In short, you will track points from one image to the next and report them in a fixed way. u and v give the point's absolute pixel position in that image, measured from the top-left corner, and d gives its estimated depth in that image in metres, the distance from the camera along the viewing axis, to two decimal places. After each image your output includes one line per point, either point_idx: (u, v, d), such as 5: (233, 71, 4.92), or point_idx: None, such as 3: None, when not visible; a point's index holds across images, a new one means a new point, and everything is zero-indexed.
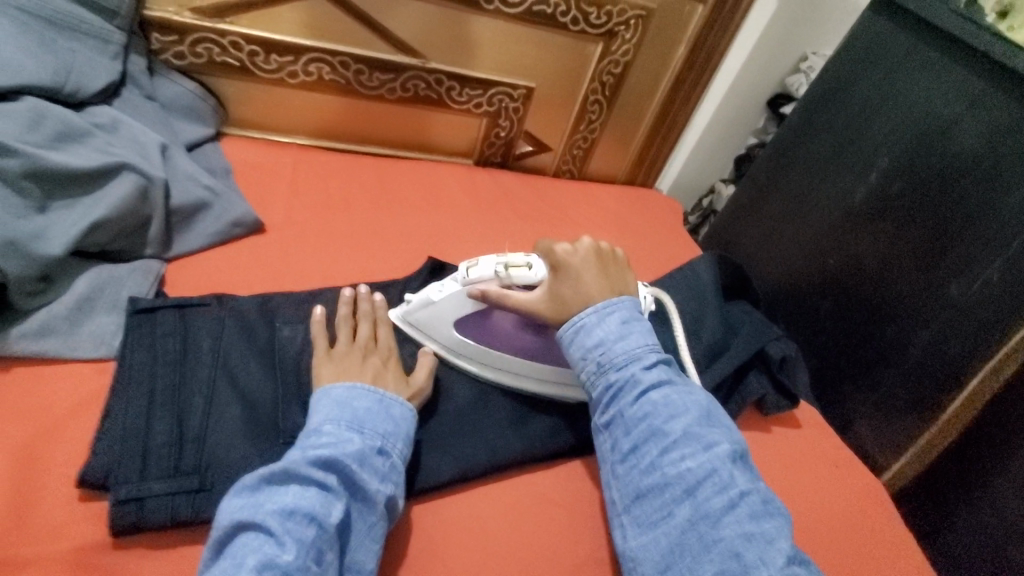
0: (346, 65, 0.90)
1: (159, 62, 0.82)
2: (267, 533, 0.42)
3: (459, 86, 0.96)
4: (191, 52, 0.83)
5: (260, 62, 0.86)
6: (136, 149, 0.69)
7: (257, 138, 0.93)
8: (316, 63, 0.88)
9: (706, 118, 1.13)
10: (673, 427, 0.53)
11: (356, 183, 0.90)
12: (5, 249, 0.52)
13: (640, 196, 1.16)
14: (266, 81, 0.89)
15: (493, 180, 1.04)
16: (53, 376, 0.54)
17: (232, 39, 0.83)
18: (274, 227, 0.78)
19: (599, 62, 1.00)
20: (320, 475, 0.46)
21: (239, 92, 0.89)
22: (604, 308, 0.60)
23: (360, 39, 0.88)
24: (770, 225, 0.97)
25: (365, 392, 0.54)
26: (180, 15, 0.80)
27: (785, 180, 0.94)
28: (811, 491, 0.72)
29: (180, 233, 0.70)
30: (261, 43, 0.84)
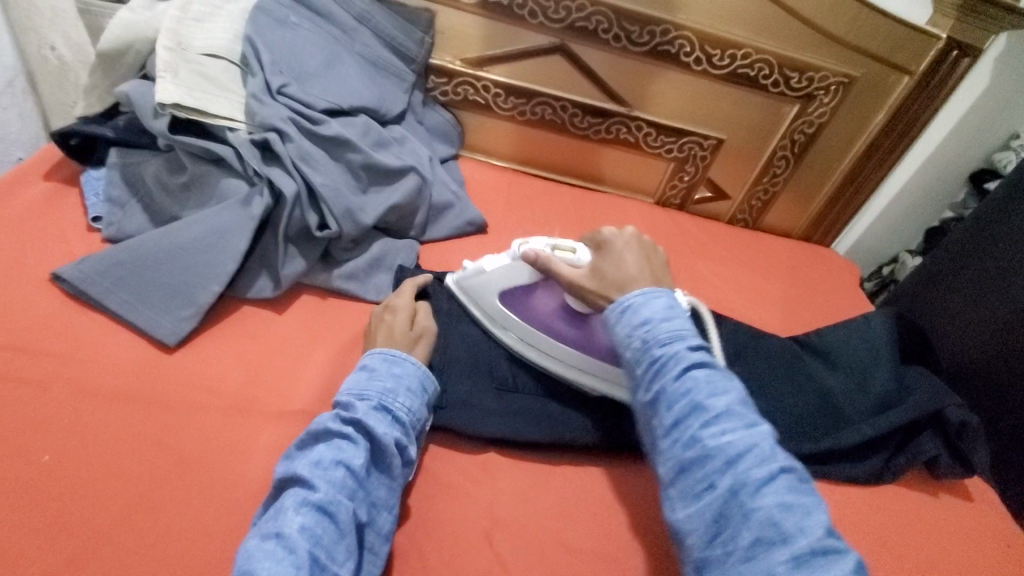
0: (563, 109, 1.08)
1: (430, 97, 1.07)
2: (301, 481, 0.51)
3: (655, 132, 1.10)
4: (453, 91, 1.07)
5: (500, 102, 1.08)
6: (416, 158, 0.92)
7: (481, 161, 1.15)
8: (542, 106, 1.08)
9: (898, 185, 1.12)
10: (715, 403, 0.51)
11: (556, 205, 1.07)
12: (345, 214, 0.75)
13: (815, 253, 1.18)
14: (499, 117, 1.10)
15: (672, 218, 1.14)
16: (351, 307, 0.75)
17: (485, 83, 1.06)
18: (494, 230, 0.96)
19: (796, 123, 1.07)
20: (332, 432, 0.54)
21: (478, 124, 1.12)
22: (651, 291, 0.61)
23: (581, 91, 1.07)
24: (965, 300, 0.93)
25: (374, 353, 0.63)
26: (453, 63, 1.04)
27: (989, 254, 0.91)
28: (986, 568, 0.69)
29: (433, 224, 0.91)
30: (504, 87, 1.06)
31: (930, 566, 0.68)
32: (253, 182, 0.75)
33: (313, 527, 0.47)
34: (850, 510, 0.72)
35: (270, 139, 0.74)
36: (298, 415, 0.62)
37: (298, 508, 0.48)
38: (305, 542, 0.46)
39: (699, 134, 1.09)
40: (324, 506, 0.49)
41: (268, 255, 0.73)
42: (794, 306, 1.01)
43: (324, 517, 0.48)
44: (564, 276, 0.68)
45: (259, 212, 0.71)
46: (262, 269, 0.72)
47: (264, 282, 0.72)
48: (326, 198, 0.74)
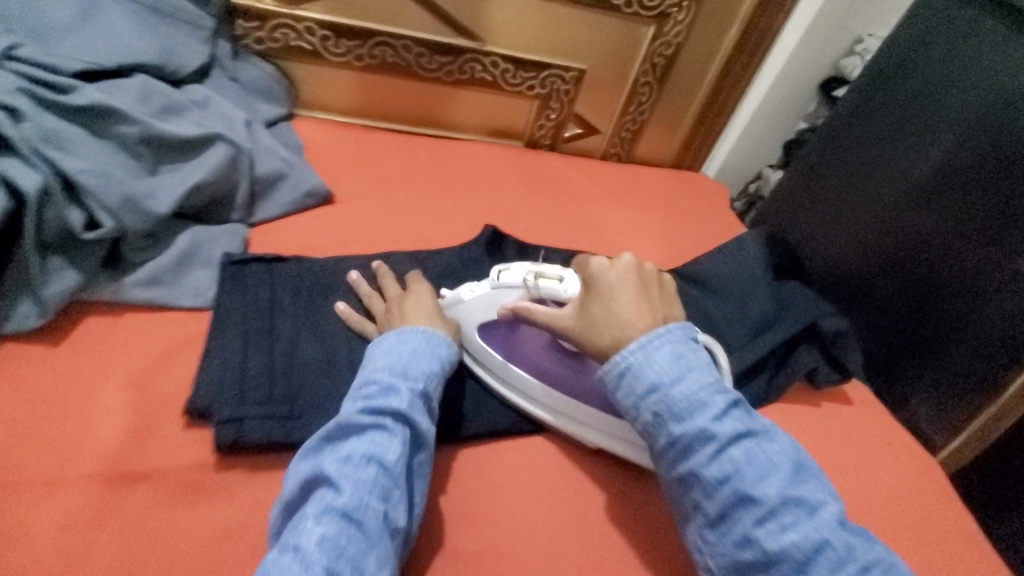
0: (406, 50, 0.95)
1: (242, 47, 0.89)
2: (329, 481, 0.47)
3: (513, 68, 1.00)
4: (270, 37, 0.89)
5: (330, 46, 0.92)
6: (225, 123, 0.76)
7: (323, 119, 1.00)
8: (381, 47, 0.94)
9: (756, 101, 1.13)
10: (765, 490, 0.49)
11: (415, 161, 0.95)
12: (122, 205, 0.60)
13: (687, 179, 1.17)
14: (333, 65, 0.95)
15: (544, 161, 1.07)
16: (161, 320, 0.61)
17: (307, 25, 0.89)
18: (342, 199, 0.83)
19: (654, 45, 1.02)
20: (366, 425, 0.49)
21: (310, 75, 0.95)
22: (648, 339, 0.55)
23: (422, 27, 0.93)
24: (823, 204, 0.95)
25: (412, 336, 0.58)
26: (261, 2, 0.86)
27: (841, 160, 0.93)
28: (861, 467, 0.73)
29: (262, 201, 0.76)
30: (331, 28, 0.90)
31: None
32: None
33: (339, 538, 0.43)
34: None
35: None
36: (94, 475, 0.49)
37: (320, 515, 0.44)
38: (327, 556, 0.42)
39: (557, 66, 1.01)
40: (349, 512, 0.44)
41: (25, 274, 0.56)
42: (672, 237, 0.99)
43: (350, 525, 0.44)
44: (545, 317, 0.62)
45: None
46: (20, 291, 0.56)
47: (26, 309, 0.55)
48: (91, 190, 0.58)
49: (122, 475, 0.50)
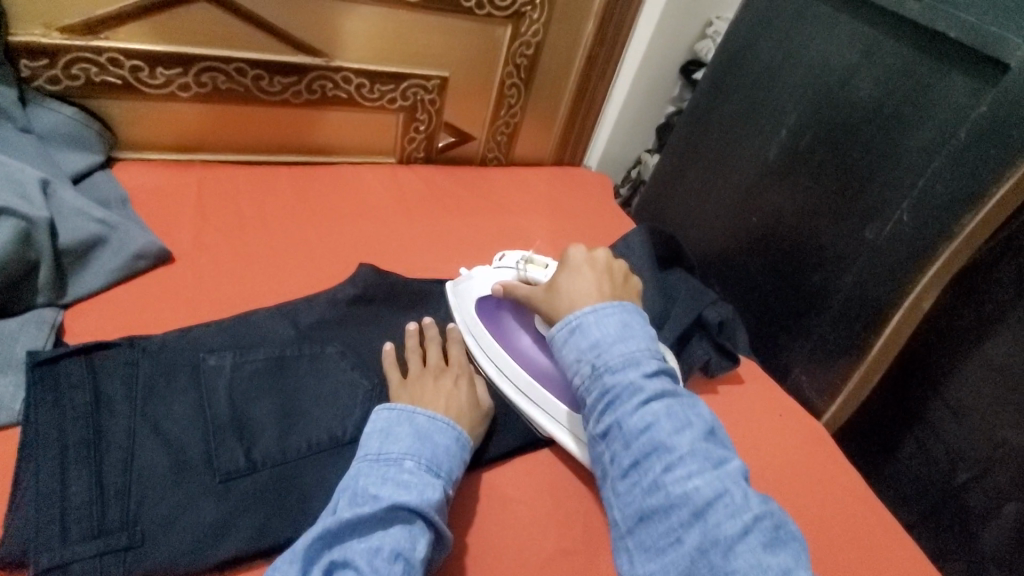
0: (241, 73, 0.84)
1: (30, 89, 0.74)
2: (356, 572, 0.45)
3: (368, 82, 0.92)
4: (67, 75, 0.76)
5: (146, 77, 0.80)
6: (14, 189, 0.63)
7: (156, 160, 0.87)
8: (209, 72, 0.82)
9: (624, 91, 1.14)
10: (679, 442, 0.51)
11: (271, 196, 0.85)
12: None
13: (569, 175, 1.15)
14: (156, 98, 0.82)
15: (420, 176, 1.01)
16: None
17: (110, 56, 0.76)
18: (185, 254, 0.72)
19: (513, 45, 0.99)
20: (394, 515, 0.48)
21: (130, 113, 0.82)
22: (600, 307, 0.60)
23: (255, 47, 0.83)
24: (699, 193, 0.98)
25: (443, 427, 0.57)
26: (43, 34, 0.72)
27: (703, 149, 0.97)
28: (759, 445, 0.75)
29: (77, 274, 0.64)
30: (143, 57, 0.78)
31: None
32: None
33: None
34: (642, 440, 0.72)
35: None
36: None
37: None
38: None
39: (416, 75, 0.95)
40: None
41: None
42: (562, 240, 0.97)
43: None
44: (524, 293, 0.69)
45: None
46: None
47: None
48: None
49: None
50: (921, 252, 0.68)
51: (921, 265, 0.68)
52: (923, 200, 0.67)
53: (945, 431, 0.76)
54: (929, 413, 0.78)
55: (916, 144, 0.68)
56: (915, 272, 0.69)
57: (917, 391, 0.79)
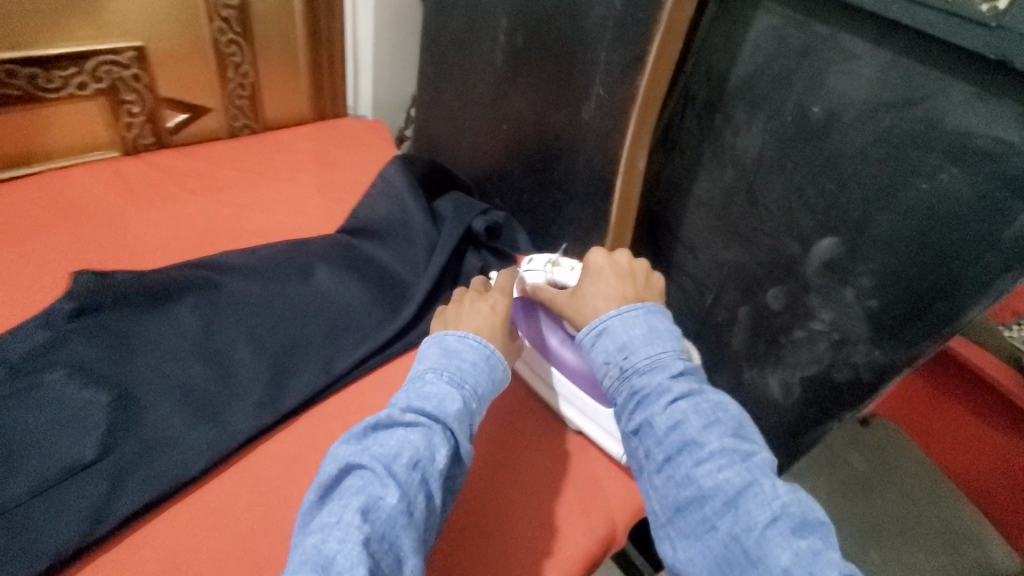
0: (138, 61, 0.88)
1: None
2: (370, 471, 0.48)
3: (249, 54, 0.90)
4: None
5: (43, 83, 0.82)
6: None
7: (43, 170, 0.87)
8: (107, 67, 0.86)
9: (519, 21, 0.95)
10: (709, 438, 0.49)
11: (155, 191, 0.88)
12: None
13: (371, 155, 1.07)
14: (58, 102, 0.85)
15: (234, 145, 1.02)
16: None
17: (5, 67, 0.78)
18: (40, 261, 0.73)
19: (323, 24, 1.06)
20: (411, 423, 0.52)
21: (28, 122, 0.84)
22: (626, 308, 0.58)
23: (147, 23, 0.86)
24: (493, 125, 0.97)
25: (474, 346, 0.60)
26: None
27: (594, 64, 0.75)
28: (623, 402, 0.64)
29: None
30: (38, 64, 0.80)
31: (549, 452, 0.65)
32: None
33: (376, 541, 0.44)
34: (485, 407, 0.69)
35: None
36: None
37: (364, 510, 0.45)
38: (365, 561, 0.42)
39: (247, 50, 0.99)
40: (390, 510, 0.46)
41: None
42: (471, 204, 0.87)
43: (391, 528, 0.45)
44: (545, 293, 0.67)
45: None
46: None
47: None
48: None
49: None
50: (886, 166, 0.62)
51: (914, 174, 0.60)
52: (880, 103, 0.60)
53: (858, 359, 0.72)
54: (851, 346, 0.72)
55: (746, 45, 0.69)
56: (903, 186, 0.61)
57: (807, 327, 0.76)
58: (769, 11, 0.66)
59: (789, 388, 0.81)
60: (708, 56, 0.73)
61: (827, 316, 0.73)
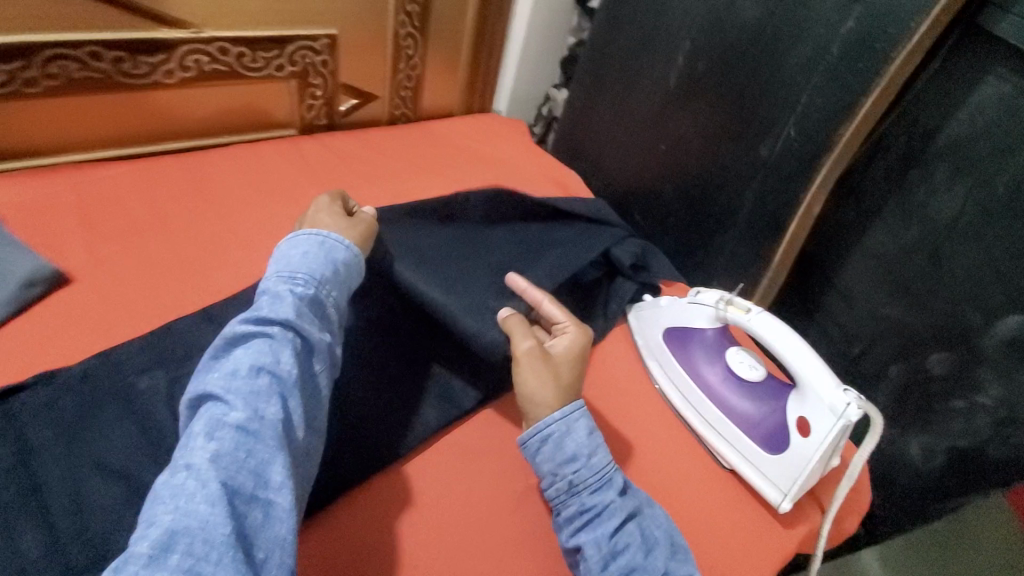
0: (329, 47, 0.93)
1: (89, 84, 0.78)
2: (216, 399, 0.48)
3: (311, 51, 0.92)
4: (181, 67, 0.83)
5: (248, 62, 0.87)
6: None
7: (232, 142, 0.94)
8: (302, 51, 0.91)
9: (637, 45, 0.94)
10: (652, 562, 0.53)
11: (330, 172, 0.93)
12: None
13: (520, 157, 1.09)
14: (255, 80, 0.90)
15: (394, 133, 1.07)
16: None
17: (220, 45, 0.83)
18: (240, 233, 0.79)
19: (489, 22, 1.09)
20: (251, 338, 0.52)
21: (225, 96, 0.90)
22: (572, 413, 0.61)
23: (343, 11, 0.91)
24: (650, 143, 0.95)
25: (306, 238, 0.62)
26: (153, 30, 0.78)
27: (776, 108, 0.75)
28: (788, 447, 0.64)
29: (129, 261, 0.71)
30: (247, 44, 0.85)
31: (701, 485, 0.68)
32: None
33: (229, 453, 0.44)
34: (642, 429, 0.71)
35: None
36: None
37: (212, 430, 0.45)
38: (219, 473, 0.43)
39: (420, 43, 1.04)
40: (240, 422, 0.46)
41: None
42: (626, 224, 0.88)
43: (243, 437, 0.45)
44: (569, 345, 0.66)
45: None
46: None
47: None
48: None
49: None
50: None
51: None
52: None
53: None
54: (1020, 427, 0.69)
55: (964, 108, 0.67)
56: None
57: (967, 399, 0.74)
58: (999, 79, 0.64)
59: (931, 455, 0.80)
60: (917, 112, 0.72)
61: (995, 392, 0.71)
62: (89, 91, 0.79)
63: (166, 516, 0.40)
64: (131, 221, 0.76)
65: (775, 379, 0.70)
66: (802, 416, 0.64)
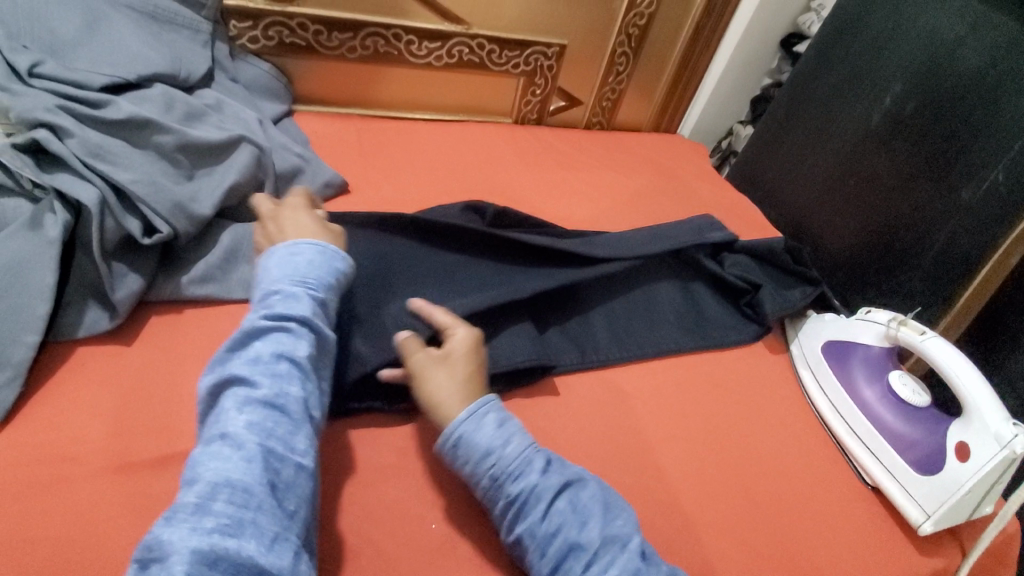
0: (557, 55, 1.13)
1: (385, 57, 1.03)
2: (241, 381, 0.49)
3: (543, 55, 1.12)
4: (448, 54, 1.05)
5: (494, 58, 1.09)
6: (241, 125, 0.82)
7: (463, 119, 1.15)
8: (536, 55, 1.11)
9: (834, 84, 1.00)
10: (588, 534, 0.50)
11: (535, 153, 1.10)
12: (173, 210, 0.66)
13: (698, 174, 1.17)
14: (494, 73, 1.11)
15: (589, 135, 1.21)
16: (224, 312, 0.68)
17: (480, 41, 1.05)
18: (464, 183, 0.97)
19: (694, 53, 1.22)
20: (269, 327, 0.52)
21: (470, 81, 1.11)
22: (479, 409, 0.55)
23: (575, 27, 1.10)
24: (834, 176, 0.99)
25: (308, 244, 0.60)
26: (439, 23, 1.02)
27: (985, 152, 0.78)
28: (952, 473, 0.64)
29: (385, 187, 0.92)
30: (499, 42, 1.07)
31: (841, 491, 0.69)
32: (38, 198, 0.62)
33: (259, 428, 0.46)
34: (788, 424, 0.74)
35: (39, 140, 0.62)
36: (102, 471, 0.53)
37: (242, 408, 0.47)
38: (254, 439, 0.45)
39: (630, 62, 1.19)
40: (268, 402, 0.48)
41: (93, 277, 0.62)
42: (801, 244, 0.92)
43: (271, 418, 0.47)
44: (455, 354, 0.59)
45: (57, 234, 0.59)
46: (92, 298, 0.62)
47: (98, 314, 0.62)
48: (143, 199, 0.64)
49: (123, 465, 0.54)
50: None
51: None
52: None
53: None
54: None
55: None
56: None
57: None
58: None
59: None
60: None
61: None
62: (384, 63, 1.04)
63: (205, 473, 0.43)
64: (390, 159, 0.98)
65: (937, 410, 0.70)
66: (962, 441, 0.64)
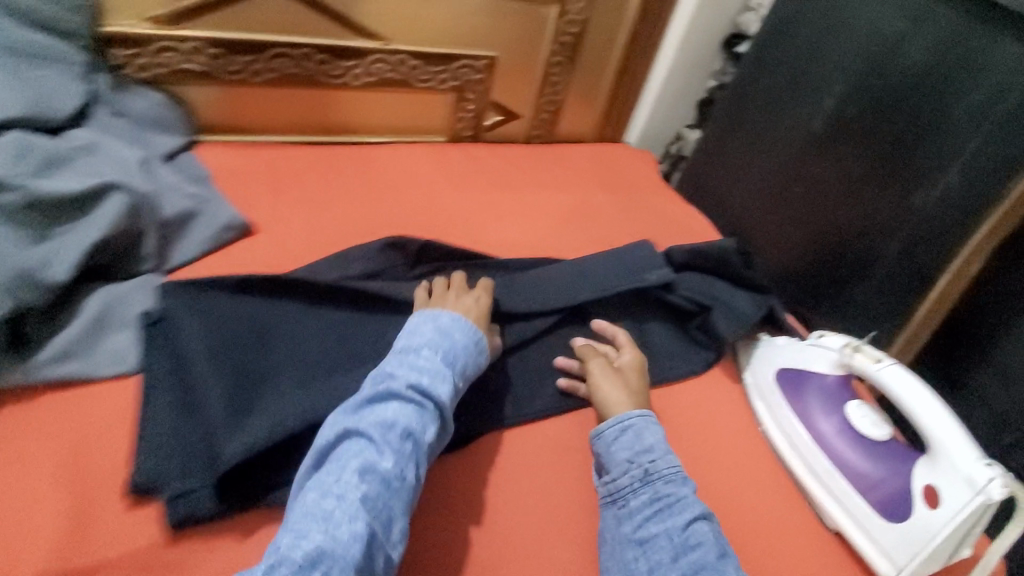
0: (487, 67, 1.05)
1: (295, 79, 0.94)
2: (368, 442, 0.52)
3: (471, 67, 1.04)
4: (366, 73, 0.97)
5: (418, 74, 1.00)
6: (120, 168, 0.70)
7: (391, 140, 1.06)
8: (463, 68, 1.03)
9: (775, 85, 0.94)
10: (723, 566, 0.52)
11: (469, 175, 1.02)
12: (18, 282, 0.57)
13: (645, 185, 1.11)
14: (419, 90, 1.03)
15: (530, 150, 1.14)
16: (91, 393, 0.59)
17: (400, 57, 0.97)
18: (387, 215, 0.88)
19: (635, 57, 1.16)
20: (413, 399, 0.55)
21: (393, 101, 1.03)
22: (648, 415, 0.64)
23: (503, 37, 1.03)
24: (780, 182, 0.93)
25: (463, 327, 0.63)
26: (350, 39, 0.93)
27: (937, 154, 0.73)
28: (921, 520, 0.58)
29: (297, 225, 0.83)
30: (421, 58, 0.98)
31: (804, 542, 0.62)
32: None
33: (372, 501, 0.48)
34: (744, 468, 0.68)
35: None
36: None
37: (362, 474, 0.49)
38: (365, 515, 0.47)
39: (568, 70, 1.12)
40: (388, 479, 0.50)
41: None
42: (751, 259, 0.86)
43: (385, 492, 0.49)
44: (630, 363, 0.70)
45: None
46: None
47: None
48: None
49: None
50: None
51: None
52: None
53: None
54: None
55: None
56: None
57: None
58: None
59: None
60: None
61: None
62: (294, 86, 0.95)
63: (315, 534, 0.45)
64: (304, 193, 0.88)
65: (900, 444, 0.65)
66: (931, 484, 0.58)
